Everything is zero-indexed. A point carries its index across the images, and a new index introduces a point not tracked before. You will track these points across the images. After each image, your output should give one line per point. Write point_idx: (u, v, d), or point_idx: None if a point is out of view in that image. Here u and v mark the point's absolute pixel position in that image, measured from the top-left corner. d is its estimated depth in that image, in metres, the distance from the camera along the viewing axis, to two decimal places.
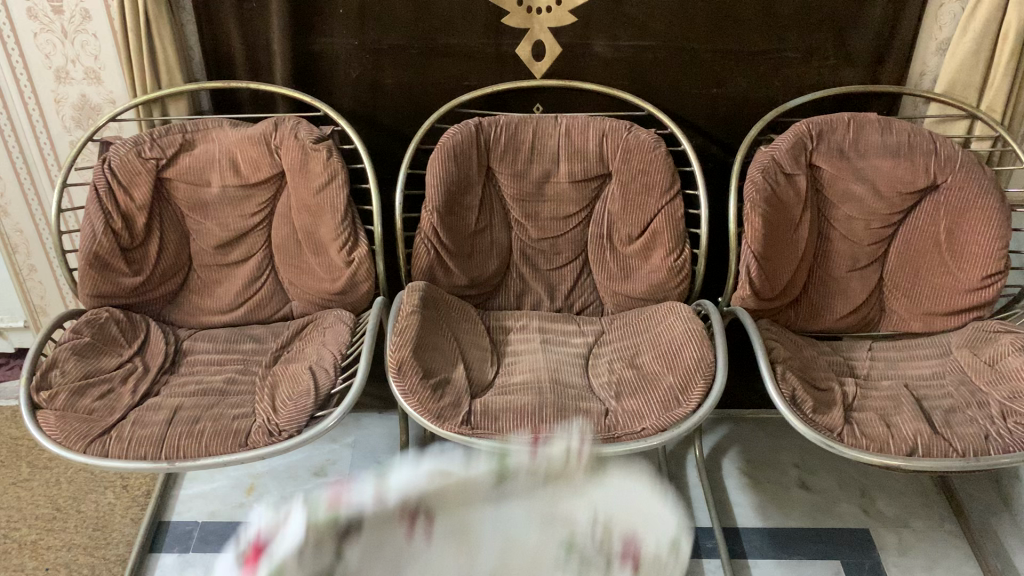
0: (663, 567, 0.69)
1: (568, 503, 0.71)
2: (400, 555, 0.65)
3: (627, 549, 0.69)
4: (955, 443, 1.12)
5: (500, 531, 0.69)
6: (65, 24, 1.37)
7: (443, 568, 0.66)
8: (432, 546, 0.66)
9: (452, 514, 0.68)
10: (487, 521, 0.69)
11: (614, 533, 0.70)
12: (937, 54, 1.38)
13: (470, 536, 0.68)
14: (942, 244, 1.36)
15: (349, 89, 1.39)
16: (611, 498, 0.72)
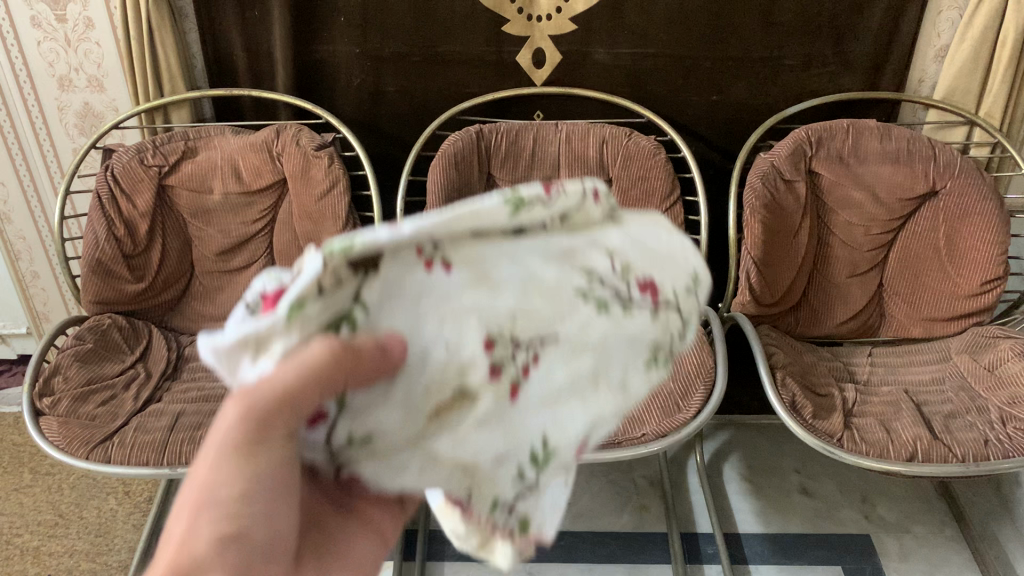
0: (681, 302, 0.60)
1: (579, 243, 0.58)
2: (415, 293, 0.49)
3: (647, 284, 0.59)
4: (954, 448, 1.12)
5: (519, 272, 0.54)
6: (68, 32, 1.38)
7: (463, 310, 0.50)
8: (452, 282, 0.51)
9: (464, 254, 0.52)
10: (503, 260, 0.53)
11: (634, 274, 0.59)
12: (935, 61, 1.39)
13: (487, 279, 0.52)
14: (942, 250, 1.36)
15: (350, 96, 1.40)
16: (624, 241, 0.61)
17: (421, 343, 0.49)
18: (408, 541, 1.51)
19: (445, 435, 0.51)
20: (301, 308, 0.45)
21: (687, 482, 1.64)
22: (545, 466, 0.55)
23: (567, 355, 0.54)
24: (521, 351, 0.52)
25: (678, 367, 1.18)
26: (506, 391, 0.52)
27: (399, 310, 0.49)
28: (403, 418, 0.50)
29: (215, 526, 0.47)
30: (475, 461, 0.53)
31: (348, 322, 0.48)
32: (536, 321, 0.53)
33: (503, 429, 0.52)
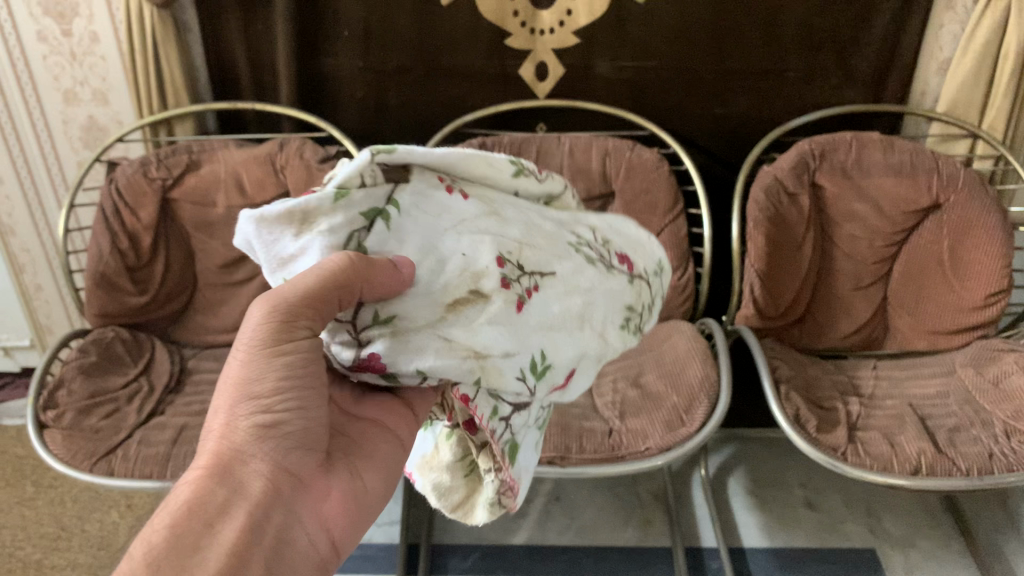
0: (650, 276, 0.79)
1: (568, 218, 0.76)
2: (438, 209, 0.63)
3: (626, 257, 0.77)
4: (958, 462, 1.12)
5: (522, 217, 0.69)
6: (73, 46, 1.38)
7: (477, 222, 0.64)
8: (465, 206, 0.65)
9: (480, 197, 0.67)
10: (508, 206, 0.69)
11: (613, 247, 0.77)
12: (938, 75, 1.39)
13: (496, 213, 0.67)
14: (946, 263, 1.36)
15: (354, 109, 1.40)
16: (607, 227, 0.80)
17: (444, 250, 0.61)
18: (411, 555, 1.50)
19: (460, 325, 0.60)
20: (345, 194, 0.58)
21: (691, 496, 1.64)
22: (542, 378, 0.63)
23: (561, 288, 0.67)
24: (525, 277, 0.64)
25: (681, 380, 1.17)
26: (513, 300, 0.62)
27: (428, 226, 0.62)
28: (428, 306, 0.59)
29: (250, 416, 0.58)
30: (486, 354, 0.60)
31: (380, 218, 0.60)
32: (537, 255, 0.66)
33: (514, 330, 0.61)
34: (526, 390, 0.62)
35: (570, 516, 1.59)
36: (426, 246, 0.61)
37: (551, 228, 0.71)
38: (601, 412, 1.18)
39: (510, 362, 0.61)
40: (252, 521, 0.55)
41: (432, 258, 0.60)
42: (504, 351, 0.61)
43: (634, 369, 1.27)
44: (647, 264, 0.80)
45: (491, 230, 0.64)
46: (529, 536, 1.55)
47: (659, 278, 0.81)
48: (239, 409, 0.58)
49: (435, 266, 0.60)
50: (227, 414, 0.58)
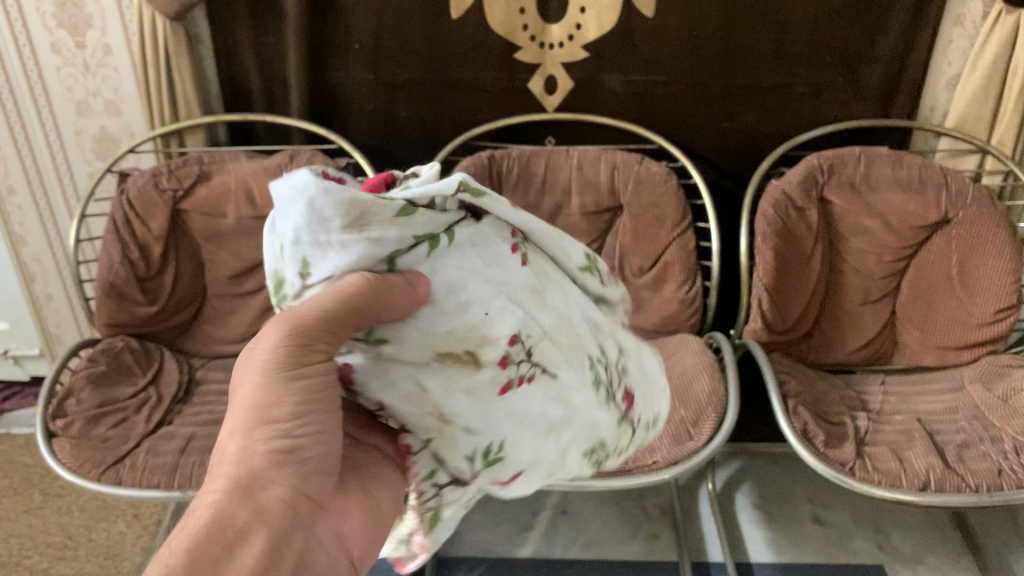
0: (637, 427, 0.75)
1: (606, 329, 0.74)
2: (495, 255, 0.64)
3: (628, 398, 0.73)
4: (967, 478, 1.11)
5: (566, 299, 0.69)
6: (87, 58, 1.39)
7: (516, 286, 0.64)
8: (521, 271, 0.65)
9: (544, 270, 0.69)
10: (560, 288, 0.70)
11: (626, 378, 0.74)
12: (947, 90, 1.39)
13: (545, 289, 0.67)
14: (955, 279, 1.35)
15: (364, 122, 1.41)
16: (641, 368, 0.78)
17: (471, 301, 0.61)
18: (416, 567, 1.50)
19: (440, 379, 0.60)
20: (408, 212, 0.60)
21: (698, 510, 1.63)
22: (487, 468, 0.63)
23: (555, 393, 0.64)
24: (533, 362, 0.63)
25: (689, 393, 1.17)
26: (502, 380, 0.61)
27: (471, 272, 0.62)
28: (421, 346, 0.59)
29: (267, 442, 0.53)
30: (448, 420, 0.60)
31: (426, 243, 0.61)
32: (552, 351, 0.65)
33: (483, 407, 0.61)
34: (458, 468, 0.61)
35: (577, 529, 1.59)
36: (456, 285, 0.61)
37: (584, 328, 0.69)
38: None
39: (465, 435, 0.61)
40: (279, 546, 0.51)
41: (454, 299, 0.60)
42: (466, 425, 0.60)
43: None
44: (645, 413, 0.76)
45: (523, 300, 0.63)
46: (535, 549, 1.54)
47: (645, 432, 0.77)
48: (253, 435, 0.53)
49: (454, 309, 0.60)
50: (242, 442, 0.53)
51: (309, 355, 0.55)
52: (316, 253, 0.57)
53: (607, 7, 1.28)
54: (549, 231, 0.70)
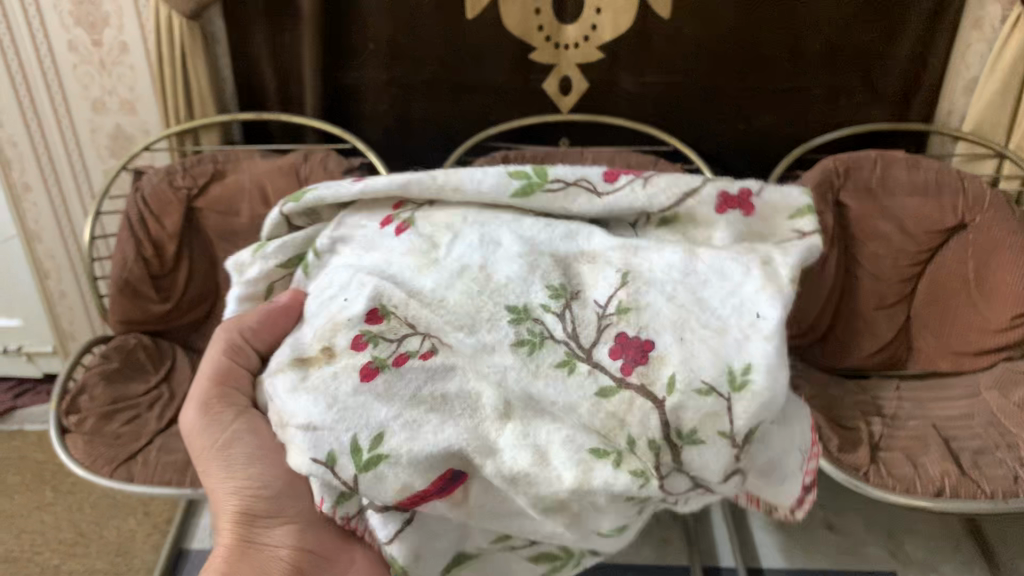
0: (678, 407, 0.70)
1: (618, 247, 0.81)
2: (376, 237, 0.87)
3: (644, 352, 0.74)
4: (983, 485, 1.10)
5: (469, 262, 0.81)
6: (103, 57, 1.40)
7: (398, 260, 0.83)
8: (404, 244, 0.84)
9: (440, 228, 0.86)
10: (476, 237, 0.83)
11: (625, 320, 0.76)
12: (964, 94, 1.38)
13: (430, 259, 0.82)
14: (971, 283, 1.34)
15: (378, 121, 1.41)
16: (698, 291, 0.77)
17: (331, 299, 0.82)
18: None
19: (300, 369, 0.76)
20: (263, 247, 0.90)
21: (709, 514, 1.63)
22: (376, 467, 0.69)
23: (459, 359, 0.75)
24: (425, 339, 0.77)
25: None
26: (360, 367, 0.74)
27: (341, 263, 0.85)
28: (292, 346, 0.80)
29: (242, 505, 0.79)
30: (293, 425, 0.72)
31: (301, 265, 0.90)
32: (437, 319, 0.78)
33: (332, 402, 0.71)
34: (337, 476, 0.69)
35: None
36: (325, 283, 0.84)
37: (505, 284, 0.79)
38: None
39: (308, 436, 0.70)
40: None
41: (333, 300, 0.82)
42: (306, 422, 0.71)
43: None
44: (682, 377, 0.71)
45: (394, 277, 0.82)
46: None
47: (712, 403, 0.70)
48: (230, 503, 0.80)
49: (321, 307, 0.82)
50: (224, 508, 0.80)
51: (225, 405, 0.84)
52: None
53: (623, 9, 1.28)
54: (395, 184, 0.86)
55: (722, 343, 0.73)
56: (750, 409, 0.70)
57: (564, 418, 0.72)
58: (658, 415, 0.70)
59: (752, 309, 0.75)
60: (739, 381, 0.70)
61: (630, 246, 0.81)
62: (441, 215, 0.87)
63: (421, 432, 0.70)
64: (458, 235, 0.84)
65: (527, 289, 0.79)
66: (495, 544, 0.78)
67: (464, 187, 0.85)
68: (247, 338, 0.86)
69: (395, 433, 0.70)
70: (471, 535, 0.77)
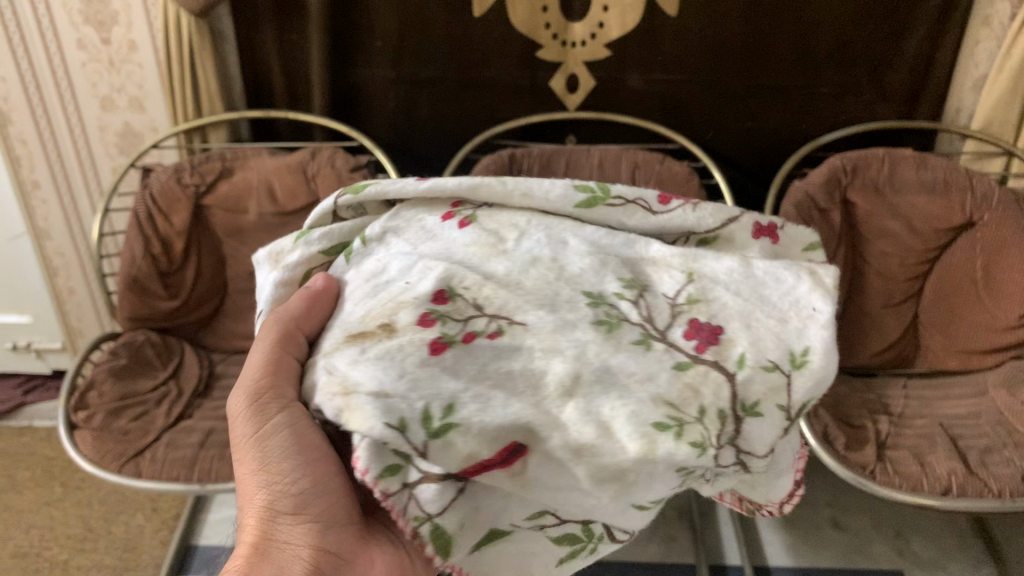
0: (750, 380, 0.68)
1: (685, 255, 0.78)
2: (430, 232, 0.80)
3: (712, 334, 0.71)
4: (990, 483, 1.10)
5: (537, 252, 0.77)
6: (112, 54, 1.41)
7: (456, 245, 0.78)
8: (462, 235, 0.79)
9: (497, 223, 0.80)
10: (538, 231, 0.79)
11: (695, 310, 0.73)
12: (973, 91, 1.37)
13: (495, 243, 0.78)
14: (979, 282, 1.34)
15: (385, 119, 1.42)
16: (763, 292, 0.75)
17: (387, 279, 0.75)
18: None
19: (353, 343, 0.68)
20: (305, 235, 0.82)
21: (716, 512, 1.64)
22: (442, 434, 0.61)
23: (529, 343, 0.68)
24: (488, 320, 0.70)
25: None
26: (428, 340, 0.66)
27: (393, 250, 0.78)
28: (341, 327, 0.72)
29: (273, 501, 0.70)
30: (351, 388, 0.63)
31: (344, 254, 0.80)
32: (508, 301, 0.72)
33: (400, 371, 0.64)
34: (409, 443, 0.60)
35: None
36: (379, 265, 0.77)
37: (579, 271, 0.75)
38: None
39: (377, 402, 0.61)
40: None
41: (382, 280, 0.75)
42: (373, 388, 0.62)
43: None
44: (751, 352, 0.70)
45: (461, 260, 0.76)
46: None
47: (779, 375, 0.69)
48: (263, 498, 0.71)
49: (370, 288, 0.75)
50: (252, 502, 0.71)
51: (270, 398, 0.71)
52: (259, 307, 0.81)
53: (630, 6, 1.27)
54: (467, 183, 0.81)
55: (785, 330, 0.72)
56: (808, 385, 0.70)
57: (638, 389, 0.66)
58: (731, 387, 0.68)
59: (808, 304, 0.74)
60: (799, 359, 0.70)
61: (693, 255, 0.78)
62: (498, 215, 0.81)
63: (491, 404, 0.63)
64: (524, 234, 0.79)
65: (601, 280, 0.75)
66: (529, 524, 0.68)
67: (534, 194, 0.81)
68: (297, 323, 0.75)
69: (466, 404, 0.63)
70: (512, 507, 0.67)
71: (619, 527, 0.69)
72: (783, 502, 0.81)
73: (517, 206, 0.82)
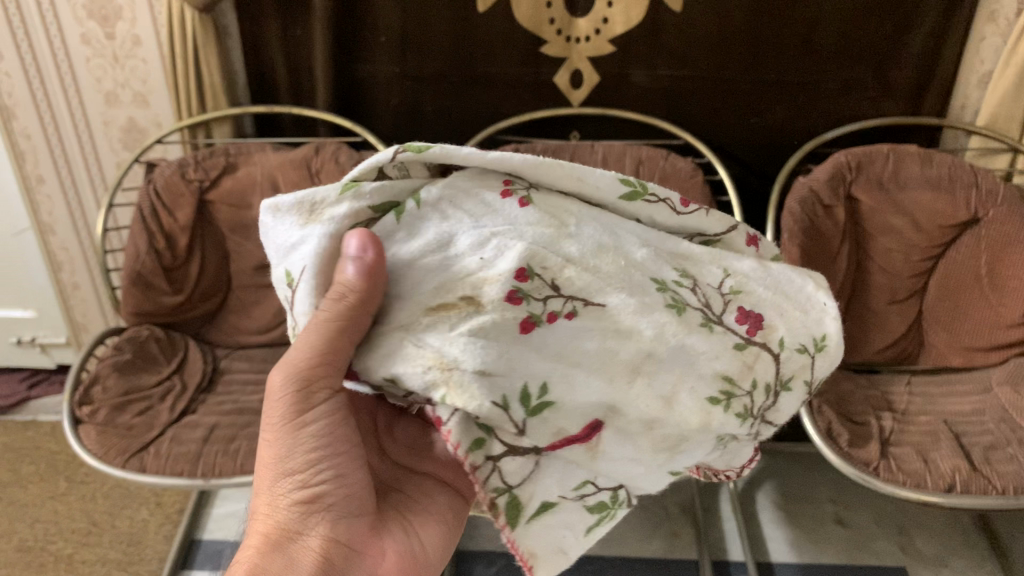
0: (787, 358, 0.71)
1: (704, 253, 0.74)
2: (490, 206, 0.69)
3: (749, 316, 0.71)
4: (994, 481, 1.10)
5: (602, 236, 0.70)
6: (116, 49, 1.40)
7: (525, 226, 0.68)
8: (525, 214, 0.68)
9: (558, 206, 0.71)
10: (593, 217, 0.71)
11: (739, 299, 0.72)
12: (979, 87, 1.37)
13: (560, 221, 0.70)
14: (984, 278, 1.34)
15: (389, 114, 1.41)
16: (781, 282, 0.75)
17: (457, 255, 0.65)
18: None
19: (438, 325, 0.62)
20: (355, 186, 0.66)
21: (720, 509, 1.64)
22: (536, 412, 0.61)
23: (607, 327, 0.66)
24: (562, 300, 0.66)
25: None
26: (520, 318, 0.63)
27: (453, 220, 0.67)
28: (416, 312, 0.63)
29: (290, 492, 0.67)
30: (452, 363, 0.59)
31: (393, 211, 0.67)
32: (583, 280, 0.67)
33: (497, 348, 0.61)
34: (510, 421, 0.60)
35: None
36: (442, 237, 0.66)
37: (641, 257, 0.70)
38: None
39: (482, 380, 0.59)
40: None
41: (450, 259, 0.65)
42: (479, 366, 0.59)
43: None
44: (790, 332, 0.72)
45: (534, 238, 0.67)
46: None
47: (808, 354, 0.72)
48: (280, 488, 0.67)
49: (440, 266, 0.65)
50: (270, 490, 0.68)
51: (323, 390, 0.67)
52: (298, 264, 0.65)
53: (634, 2, 1.27)
54: (533, 159, 0.69)
55: (807, 319, 0.74)
56: (826, 368, 0.74)
57: (701, 362, 0.67)
58: (774, 365, 0.70)
59: (818, 300, 0.75)
60: (819, 345, 0.73)
61: (720, 252, 0.75)
62: (555, 201, 0.71)
63: (575, 383, 0.63)
64: (582, 220, 0.70)
65: (660, 267, 0.71)
66: (574, 495, 0.64)
67: (588, 180, 0.71)
68: (365, 305, 0.63)
69: (558, 382, 0.63)
70: (570, 470, 0.64)
71: (636, 491, 0.68)
72: (742, 468, 0.76)
73: (567, 190, 0.71)
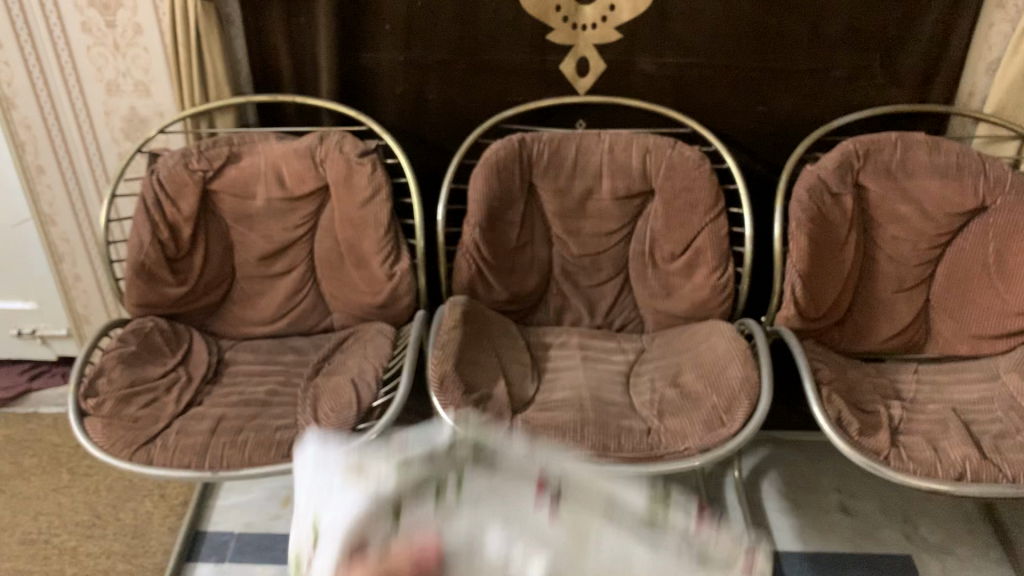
0: None
1: (688, 551, 0.84)
2: (523, 509, 0.84)
3: None
4: (1004, 469, 1.11)
5: (613, 558, 0.81)
6: (117, 38, 1.39)
7: (551, 534, 0.82)
8: (555, 527, 0.83)
9: (579, 518, 0.84)
10: (604, 538, 0.83)
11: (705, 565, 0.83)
12: (987, 75, 1.36)
13: (582, 539, 0.83)
14: (991, 266, 1.34)
15: (394, 103, 1.39)
16: None
17: (496, 557, 0.80)
18: None
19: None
20: (404, 464, 0.86)
21: (724, 497, 1.64)
22: None
23: None
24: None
25: (720, 382, 1.19)
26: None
27: (485, 517, 0.83)
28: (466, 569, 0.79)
29: None
30: None
31: (434, 498, 0.84)
32: (593, 565, 0.81)
33: None
34: None
35: None
36: (474, 535, 0.81)
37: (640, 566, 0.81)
38: (638, 411, 1.22)
39: None
40: None
41: (498, 548, 0.80)
42: None
43: (672, 369, 1.28)
44: None
45: (557, 548, 0.81)
46: None
47: None
48: None
49: (477, 556, 0.80)
50: None
51: None
52: (326, 513, 0.84)
53: None
54: (557, 466, 0.89)
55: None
56: None
57: None
58: None
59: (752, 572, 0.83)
60: None
61: (707, 557, 0.84)
62: (578, 513, 0.85)
63: None
64: (600, 537, 0.83)
65: (655, 563, 0.82)
66: None
67: (614, 509, 0.87)
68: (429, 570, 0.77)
69: None
70: None
71: None
72: None
73: (596, 505, 0.87)
